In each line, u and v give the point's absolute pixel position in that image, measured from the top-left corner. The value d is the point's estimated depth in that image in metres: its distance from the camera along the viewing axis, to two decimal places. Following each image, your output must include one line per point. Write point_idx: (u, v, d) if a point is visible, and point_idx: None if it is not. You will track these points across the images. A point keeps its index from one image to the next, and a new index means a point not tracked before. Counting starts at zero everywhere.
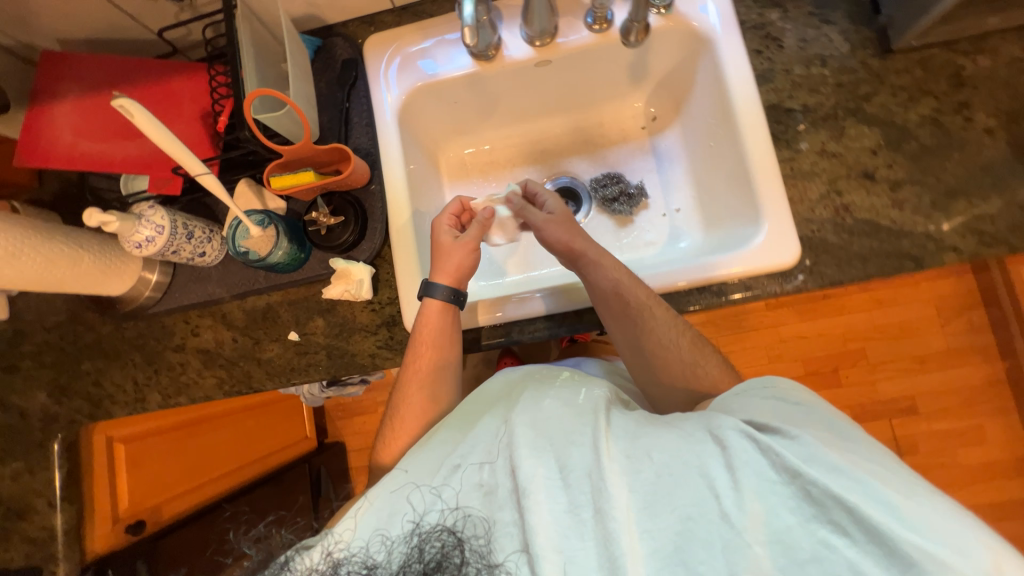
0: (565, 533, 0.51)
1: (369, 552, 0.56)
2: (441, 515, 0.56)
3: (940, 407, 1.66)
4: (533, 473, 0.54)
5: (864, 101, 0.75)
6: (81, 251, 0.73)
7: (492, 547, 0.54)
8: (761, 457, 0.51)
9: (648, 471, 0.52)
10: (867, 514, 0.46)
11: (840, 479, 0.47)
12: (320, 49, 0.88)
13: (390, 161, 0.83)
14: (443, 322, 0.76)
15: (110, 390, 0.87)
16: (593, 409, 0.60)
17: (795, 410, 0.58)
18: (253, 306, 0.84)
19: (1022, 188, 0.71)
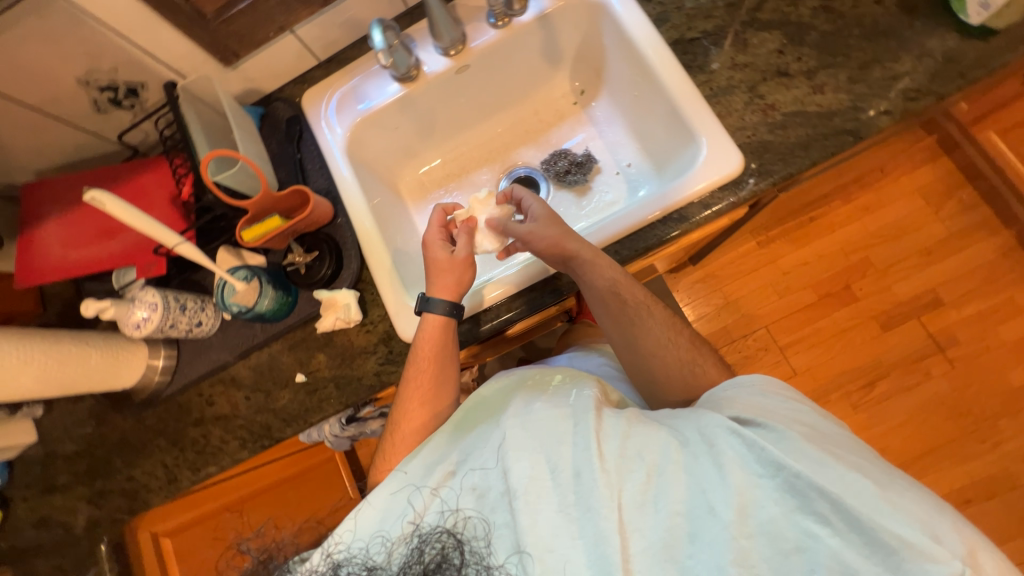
0: (558, 529, 0.58)
1: (370, 553, 0.63)
2: (440, 517, 0.64)
3: (964, 291, 1.62)
4: (533, 478, 0.60)
5: (757, 11, 0.80)
6: (87, 347, 0.78)
7: (490, 549, 0.61)
8: (744, 446, 0.58)
9: (638, 468, 0.59)
10: (843, 497, 0.53)
11: (825, 471, 0.55)
12: (264, 116, 0.96)
13: (349, 193, 0.88)
14: (442, 335, 0.79)
15: (143, 481, 0.89)
16: (588, 410, 0.65)
17: (778, 402, 0.66)
18: (258, 361, 0.88)
19: (927, 40, 0.74)
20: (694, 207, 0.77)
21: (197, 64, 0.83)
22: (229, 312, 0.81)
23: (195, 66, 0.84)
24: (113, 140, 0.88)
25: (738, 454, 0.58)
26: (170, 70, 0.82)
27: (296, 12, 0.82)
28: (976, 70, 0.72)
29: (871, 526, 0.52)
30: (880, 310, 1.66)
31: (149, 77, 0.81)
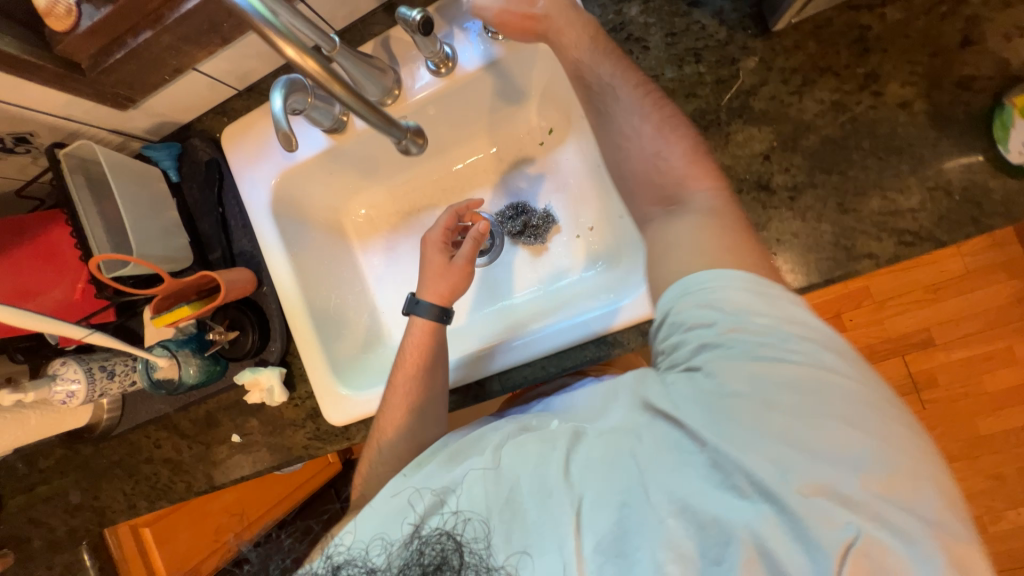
0: (536, 522, 0.46)
1: (369, 556, 0.49)
2: (441, 520, 0.49)
3: (960, 335, 1.52)
4: (508, 485, 0.49)
5: (749, 97, 0.64)
6: (23, 412, 0.83)
7: (490, 550, 0.46)
8: (705, 389, 0.45)
9: (600, 463, 0.47)
10: (810, 442, 0.41)
11: (780, 392, 0.43)
12: (182, 154, 0.85)
13: (273, 260, 0.83)
14: (434, 340, 0.74)
15: (109, 501, 0.98)
16: (567, 431, 0.51)
17: (737, 305, 0.47)
18: (196, 415, 0.90)
19: (946, 169, 0.59)
20: (631, 334, 0.75)
21: (88, 110, 0.72)
22: (157, 392, 0.81)
23: (87, 112, 0.73)
24: (13, 197, 0.82)
25: (691, 396, 0.46)
26: (57, 117, 0.71)
27: (190, 55, 0.68)
28: (995, 218, 0.58)
29: (807, 382, 0.43)
30: (864, 344, 1.58)
31: (36, 126, 0.72)
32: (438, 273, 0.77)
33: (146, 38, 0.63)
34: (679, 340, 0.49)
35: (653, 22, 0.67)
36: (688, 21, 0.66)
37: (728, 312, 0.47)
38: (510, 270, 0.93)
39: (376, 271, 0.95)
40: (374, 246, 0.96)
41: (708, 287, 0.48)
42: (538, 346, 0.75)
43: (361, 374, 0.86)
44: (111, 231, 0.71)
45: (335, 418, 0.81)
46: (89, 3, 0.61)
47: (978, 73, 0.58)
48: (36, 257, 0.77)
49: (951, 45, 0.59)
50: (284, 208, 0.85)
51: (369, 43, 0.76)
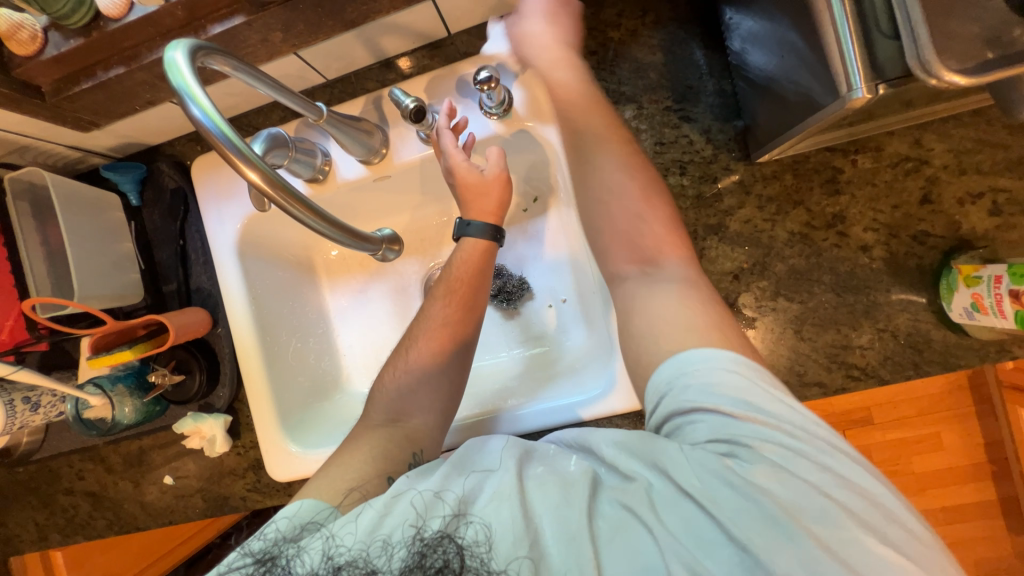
0: (560, 567, 0.43)
1: (368, 555, 0.44)
2: (442, 521, 0.46)
3: (903, 416, 1.40)
4: (535, 530, 0.44)
5: (727, 216, 0.66)
6: None
7: (491, 554, 0.44)
8: (723, 455, 0.43)
9: (613, 515, 0.44)
10: (824, 533, 0.39)
11: (785, 490, 0.40)
12: (147, 177, 0.80)
13: (232, 304, 0.79)
14: (485, 260, 0.67)
15: (16, 530, 0.90)
16: (585, 474, 0.48)
17: (737, 387, 0.45)
18: (128, 450, 0.85)
19: (896, 313, 0.63)
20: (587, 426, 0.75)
21: (44, 128, 0.67)
22: (87, 431, 0.76)
23: (43, 130, 0.67)
24: None
25: (703, 466, 0.42)
26: (7, 131, 0.66)
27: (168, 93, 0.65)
28: (933, 364, 0.63)
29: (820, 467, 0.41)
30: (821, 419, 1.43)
31: None
32: (432, 327, 0.64)
33: (117, 74, 0.59)
34: (664, 420, 0.48)
35: (644, 128, 0.68)
36: (677, 133, 0.67)
37: (727, 395, 0.44)
38: (483, 331, 0.93)
39: (342, 312, 0.91)
40: (343, 287, 0.92)
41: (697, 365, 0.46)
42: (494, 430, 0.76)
43: (313, 430, 0.82)
44: (51, 262, 0.65)
45: (280, 474, 0.78)
46: (56, 31, 0.58)
47: (932, 230, 0.62)
48: None
49: (911, 200, 0.63)
50: (251, 247, 0.81)
51: (362, 97, 0.74)
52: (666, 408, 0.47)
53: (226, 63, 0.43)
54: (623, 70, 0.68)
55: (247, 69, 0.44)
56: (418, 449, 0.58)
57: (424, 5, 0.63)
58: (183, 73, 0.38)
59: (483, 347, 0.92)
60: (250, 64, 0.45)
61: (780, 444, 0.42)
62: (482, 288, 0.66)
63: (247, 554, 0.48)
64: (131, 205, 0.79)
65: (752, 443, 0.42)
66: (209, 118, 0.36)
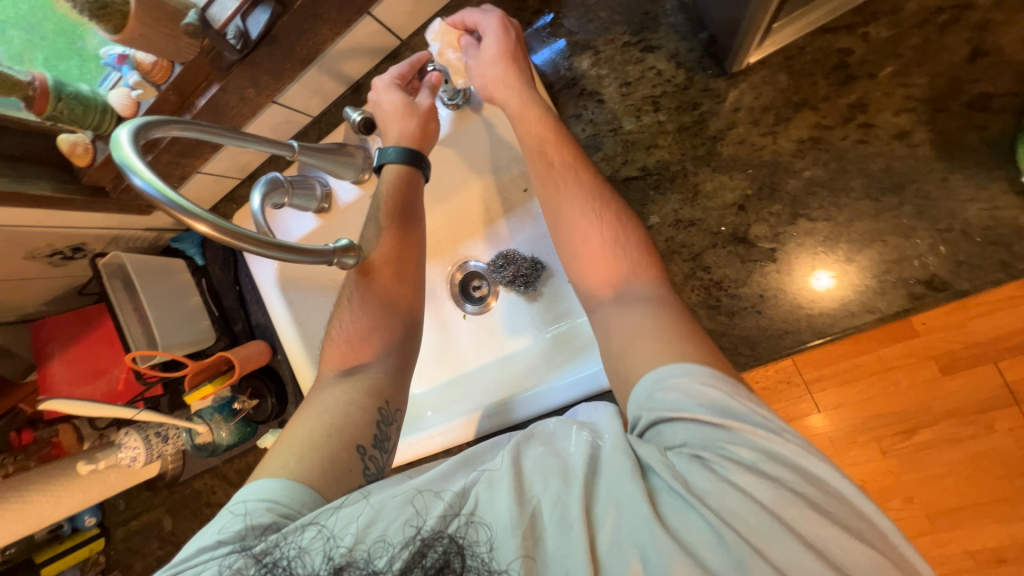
0: (557, 559, 0.42)
1: (370, 556, 0.47)
2: (442, 520, 0.47)
3: None
4: (528, 513, 0.44)
5: (716, 141, 0.59)
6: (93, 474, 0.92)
7: (492, 554, 0.44)
8: (707, 452, 0.41)
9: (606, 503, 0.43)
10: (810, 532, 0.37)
11: (768, 493, 0.38)
12: (205, 239, 0.96)
13: (283, 331, 0.90)
14: (410, 184, 0.70)
15: (183, 536, 1.13)
16: (583, 455, 0.46)
17: (711, 397, 0.43)
18: (239, 466, 1.01)
19: (965, 206, 0.50)
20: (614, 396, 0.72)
21: (121, 219, 0.84)
22: (202, 453, 0.93)
23: (120, 220, 0.84)
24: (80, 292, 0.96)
25: (689, 465, 0.41)
26: (97, 227, 0.83)
27: (191, 165, 0.76)
28: None
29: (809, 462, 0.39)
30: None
31: (84, 236, 0.84)
32: (376, 286, 0.68)
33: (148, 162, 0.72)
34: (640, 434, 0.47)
35: (605, 73, 0.63)
36: (642, 68, 0.61)
37: (700, 405, 0.43)
38: (509, 318, 0.93)
39: None
40: None
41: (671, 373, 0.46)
42: (519, 412, 0.77)
43: None
44: (144, 323, 0.81)
45: None
46: (99, 139, 0.71)
47: (995, 89, 0.49)
48: (104, 341, 0.90)
49: (956, 60, 0.49)
50: (290, 281, 0.92)
51: (342, 125, 0.79)
52: (648, 411, 0.46)
53: (168, 127, 0.49)
54: (572, 19, 0.64)
55: (191, 127, 0.50)
56: (383, 403, 0.63)
57: (364, 21, 0.66)
58: (126, 150, 0.44)
59: (509, 332, 0.93)
60: (198, 121, 0.51)
61: (764, 443, 0.40)
62: (415, 205, 0.70)
63: (246, 552, 0.49)
64: (198, 265, 0.94)
65: (734, 442, 0.41)
66: (152, 188, 0.43)
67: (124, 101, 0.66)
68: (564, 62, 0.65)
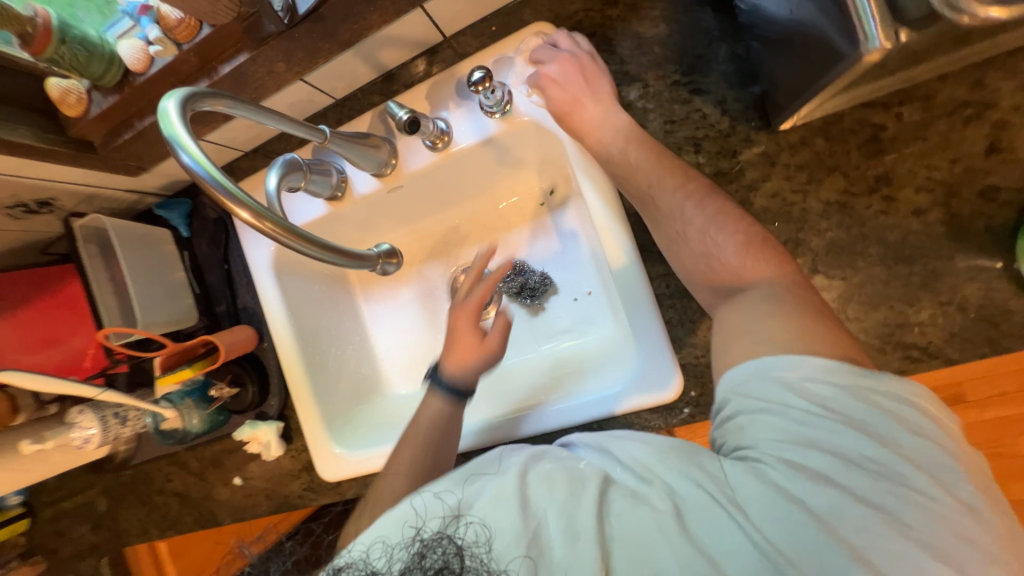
0: (562, 564, 0.43)
1: (369, 558, 0.47)
2: (441, 522, 0.47)
3: None
4: (532, 521, 0.45)
5: (750, 191, 0.61)
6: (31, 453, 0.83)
7: (492, 555, 0.44)
8: (783, 458, 0.42)
9: (632, 512, 0.44)
10: (869, 548, 0.38)
11: (834, 503, 0.40)
12: (193, 210, 0.89)
13: (274, 319, 0.86)
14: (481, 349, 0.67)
15: (125, 524, 1.04)
16: (599, 474, 0.47)
17: (811, 391, 0.43)
18: (201, 455, 0.95)
19: (964, 281, 0.55)
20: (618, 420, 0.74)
21: (102, 178, 0.76)
22: (168, 441, 0.86)
23: (102, 179, 0.76)
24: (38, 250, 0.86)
25: (752, 473, 0.43)
26: (74, 184, 0.75)
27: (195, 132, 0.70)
28: (1012, 339, 0.54)
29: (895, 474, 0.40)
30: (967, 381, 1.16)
31: (56, 191, 0.75)
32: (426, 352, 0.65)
33: (150, 122, 0.66)
34: (724, 416, 0.48)
35: (652, 107, 0.64)
36: (688, 109, 0.63)
37: (798, 397, 0.43)
38: (509, 327, 0.93)
39: (377, 318, 0.97)
40: (376, 295, 0.97)
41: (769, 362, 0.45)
42: (511, 432, 0.78)
43: (357, 432, 0.88)
44: (119, 296, 0.74)
45: (331, 474, 0.85)
46: (97, 91, 0.65)
47: (1004, 183, 0.53)
48: (63, 307, 0.82)
49: (974, 151, 0.54)
50: (287, 266, 0.87)
51: (368, 113, 0.76)
52: (736, 401, 0.46)
53: (220, 101, 0.45)
54: (625, 49, 0.65)
55: (242, 105, 0.46)
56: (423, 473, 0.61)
57: (414, 13, 0.63)
58: (172, 119, 0.41)
59: (508, 343, 0.93)
60: (246, 100, 0.47)
61: (846, 453, 0.41)
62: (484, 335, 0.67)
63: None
64: (182, 237, 0.87)
65: (817, 449, 0.41)
66: (198, 164, 0.40)
67: (137, 53, 0.61)
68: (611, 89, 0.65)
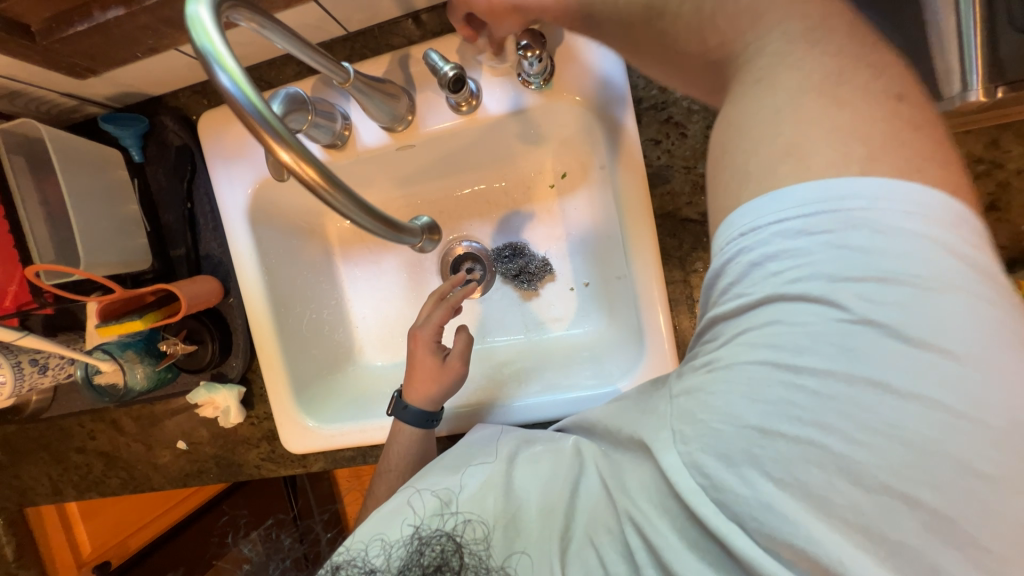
0: (535, 544, 0.47)
1: (369, 556, 0.49)
2: (441, 519, 0.50)
3: None
4: (513, 505, 0.50)
5: None
6: None
7: (490, 553, 0.48)
8: (746, 383, 0.34)
9: (596, 488, 0.48)
10: (822, 479, 0.32)
11: (795, 426, 0.32)
12: (150, 131, 0.74)
13: (243, 272, 0.76)
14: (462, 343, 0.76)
15: (30, 483, 0.91)
16: (573, 453, 0.52)
17: (796, 276, 0.32)
18: (138, 414, 0.84)
19: None
20: None
21: (35, 74, 0.61)
22: (99, 397, 0.74)
23: (34, 75, 0.61)
24: None
25: (700, 410, 0.37)
26: None
27: (171, 39, 0.57)
28: None
29: (888, 387, 0.30)
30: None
31: None
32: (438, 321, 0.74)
33: (115, 15, 0.53)
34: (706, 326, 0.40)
35: (698, 108, 0.62)
36: None
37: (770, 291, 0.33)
38: (500, 309, 0.89)
39: (356, 285, 0.88)
40: (356, 259, 0.88)
41: (763, 235, 0.34)
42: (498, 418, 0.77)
43: (329, 402, 0.82)
44: (53, 225, 0.62)
45: (297, 446, 0.79)
46: None
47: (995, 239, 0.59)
48: None
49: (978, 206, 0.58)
50: (263, 214, 0.76)
51: (386, 56, 0.67)
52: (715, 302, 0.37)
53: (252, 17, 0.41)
54: None
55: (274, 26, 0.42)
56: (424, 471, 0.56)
57: None
58: (206, 30, 0.36)
59: (498, 323, 0.89)
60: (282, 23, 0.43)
61: (822, 365, 0.31)
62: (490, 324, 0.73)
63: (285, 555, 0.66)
64: (133, 161, 0.74)
65: (785, 362, 0.33)
66: (240, 90, 0.35)
67: None
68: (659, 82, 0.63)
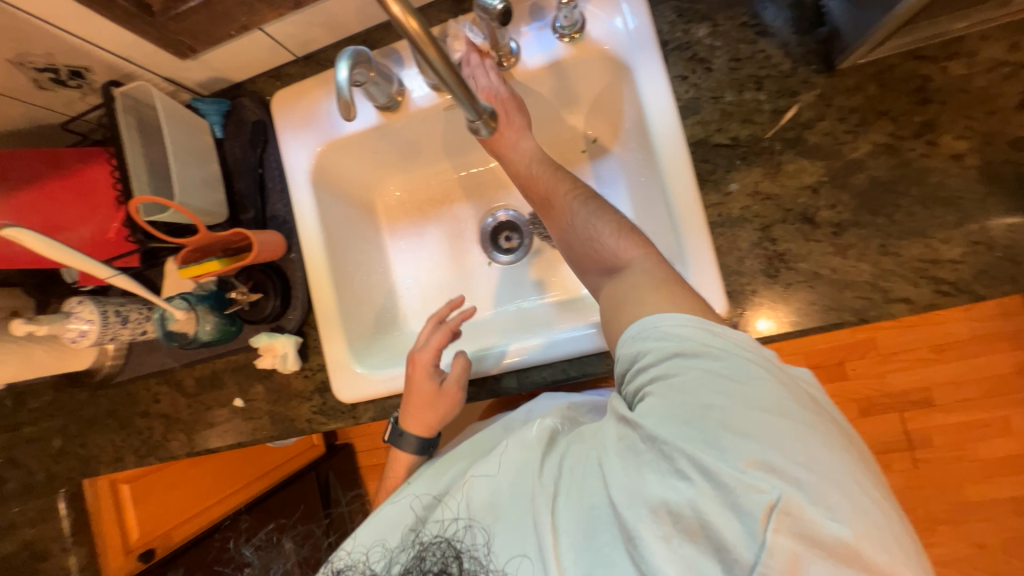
0: (521, 536, 0.51)
1: (370, 561, 0.60)
2: (441, 527, 0.57)
3: (965, 398, 1.36)
4: (492, 500, 0.55)
5: (805, 128, 0.65)
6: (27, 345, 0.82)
7: (489, 554, 0.52)
8: (679, 376, 0.46)
9: (566, 470, 0.52)
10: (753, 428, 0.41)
11: (714, 393, 0.44)
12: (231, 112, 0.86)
13: (304, 229, 0.82)
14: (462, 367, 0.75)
15: (95, 451, 0.95)
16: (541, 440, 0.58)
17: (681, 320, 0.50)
18: (200, 374, 0.89)
19: (993, 221, 0.61)
20: None
21: (149, 54, 0.73)
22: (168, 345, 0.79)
23: (147, 55, 0.73)
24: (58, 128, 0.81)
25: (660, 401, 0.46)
26: (119, 57, 0.72)
27: (261, 14, 0.68)
28: None
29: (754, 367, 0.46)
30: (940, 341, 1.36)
31: (95, 61, 0.71)
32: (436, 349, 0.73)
33: None
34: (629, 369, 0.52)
35: (719, 45, 0.68)
36: (754, 49, 0.67)
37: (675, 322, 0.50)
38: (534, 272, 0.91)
39: (401, 253, 0.94)
40: (403, 230, 0.94)
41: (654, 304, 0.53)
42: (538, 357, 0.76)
43: (376, 354, 0.85)
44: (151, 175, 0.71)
45: (347, 395, 0.81)
46: None
47: None
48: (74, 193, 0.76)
49: (1007, 106, 0.60)
50: (323, 177, 0.84)
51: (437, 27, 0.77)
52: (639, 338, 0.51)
53: None
54: None
55: None
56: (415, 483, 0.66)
57: None
58: None
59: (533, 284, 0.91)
60: None
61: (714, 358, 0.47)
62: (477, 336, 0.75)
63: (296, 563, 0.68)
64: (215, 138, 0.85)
65: (696, 360, 0.47)
66: None
67: None
68: (682, 25, 0.69)
